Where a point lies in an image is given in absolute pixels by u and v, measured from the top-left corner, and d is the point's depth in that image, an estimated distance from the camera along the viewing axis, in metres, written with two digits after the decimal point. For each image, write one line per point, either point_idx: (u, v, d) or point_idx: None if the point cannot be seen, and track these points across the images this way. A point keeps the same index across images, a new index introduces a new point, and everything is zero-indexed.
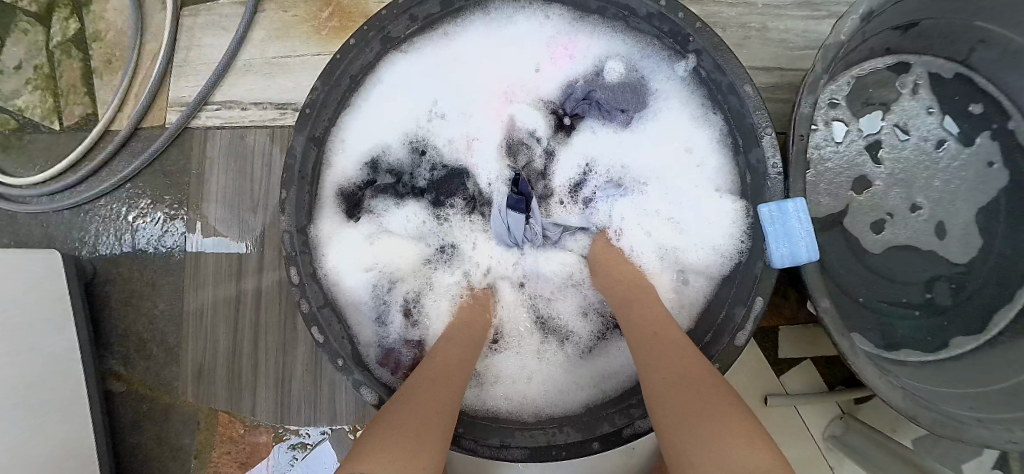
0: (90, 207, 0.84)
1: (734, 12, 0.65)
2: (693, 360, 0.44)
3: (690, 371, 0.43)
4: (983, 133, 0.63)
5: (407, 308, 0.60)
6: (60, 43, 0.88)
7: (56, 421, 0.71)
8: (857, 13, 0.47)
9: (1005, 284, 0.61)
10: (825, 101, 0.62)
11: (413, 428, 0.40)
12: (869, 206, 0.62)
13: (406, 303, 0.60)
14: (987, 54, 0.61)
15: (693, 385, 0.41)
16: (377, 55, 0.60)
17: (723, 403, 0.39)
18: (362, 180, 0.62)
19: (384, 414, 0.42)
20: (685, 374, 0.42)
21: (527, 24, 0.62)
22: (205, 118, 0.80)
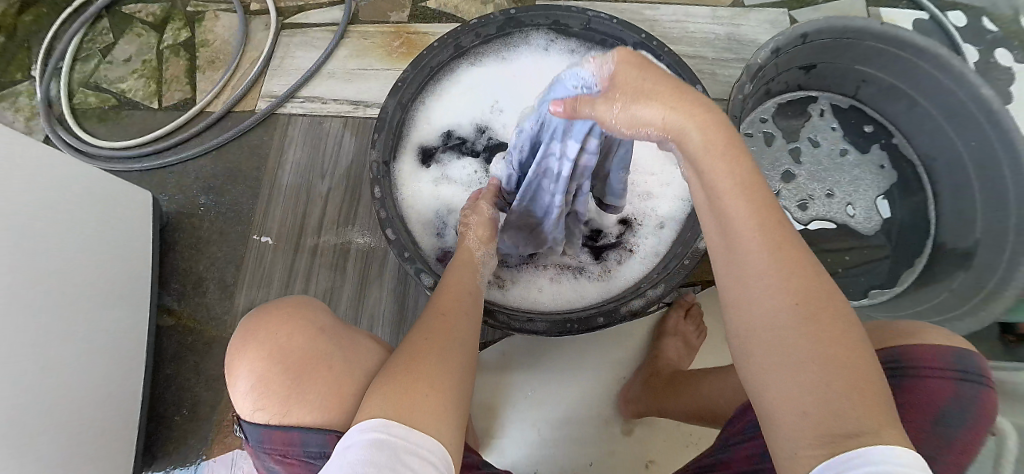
0: (174, 169, 1.00)
1: (693, 62, 0.98)
2: (806, 275, 0.37)
3: (796, 295, 0.36)
4: (875, 145, 0.93)
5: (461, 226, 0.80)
6: (170, 46, 1.10)
7: (117, 328, 0.82)
8: (766, 49, 0.76)
9: (910, 256, 0.88)
10: (758, 118, 0.93)
11: (424, 362, 0.47)
12: (796, 191, 0.90)
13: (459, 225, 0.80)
14: (869, 90, 0.92)
15: (797, 317, 0.36)
16: (450, 57, 0.85)
17: (831, 338, 0.35)
18: (437, 143, 0.85)
19: (395, 359, 0.48)
20: (796, 304, 0.36)
21: (560, 56, 0.89)
22: (291, 107, 1.02)
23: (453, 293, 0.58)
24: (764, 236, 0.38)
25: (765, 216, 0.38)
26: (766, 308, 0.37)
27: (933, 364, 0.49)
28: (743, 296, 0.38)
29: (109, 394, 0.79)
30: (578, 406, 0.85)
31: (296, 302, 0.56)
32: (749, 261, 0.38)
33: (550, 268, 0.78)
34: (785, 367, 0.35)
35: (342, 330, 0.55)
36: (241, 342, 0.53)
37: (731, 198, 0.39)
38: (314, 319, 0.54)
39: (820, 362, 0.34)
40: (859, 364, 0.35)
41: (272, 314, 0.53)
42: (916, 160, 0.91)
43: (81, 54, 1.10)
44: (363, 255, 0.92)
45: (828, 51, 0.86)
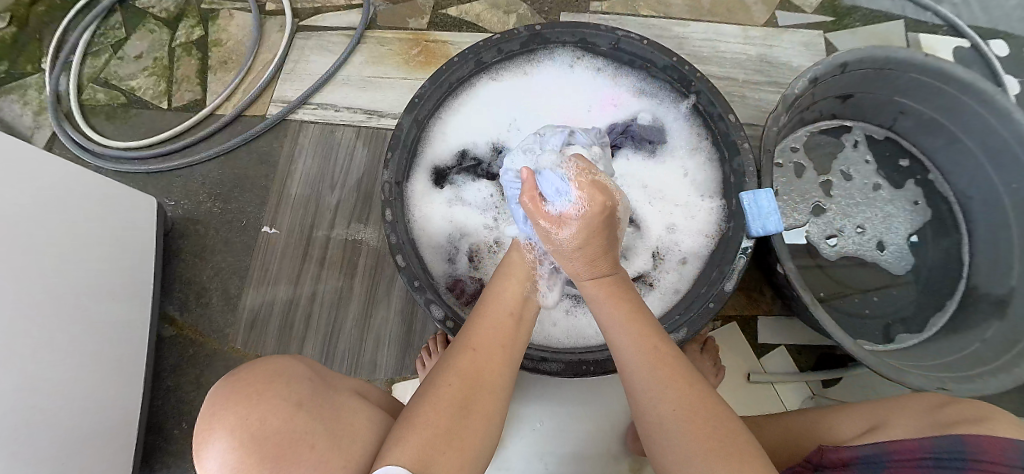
0: (182, 173, 0.98)
1: (722, 85, 0.94)
2: (680, 384, 0.48)
3: (682, 404, 0.47)
4: (909, 180, 0.89)
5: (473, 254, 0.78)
6: (183, 44, 1.07)
7: (117, 340, 0.79)
8: (805, 78, 0.72)
9: (938, 298, 0.83)
10: (788, 147, 0.89)
11: (454, 418, 0.46)
12: (823, 227, 0.86)
13: (471, 252, 0.78)
14: (906, 123, 0.87)
15: (682, 423, 0.45)
16: (469, 72, 0.82)
17: (715, 436, 0.44)
18: (452, 163, 0.82)
19: (425, 407, 0.46)
20: (678, 411, 0.46)
21: (585, 75, 0.86)
22: (303, 113, 0.99)
23: (493, 319, 0.55)
24: (645, 355, 0.50)
25: (643, 339, 0.51)
26: (658, 416, 0.47)
27: (998, 460, 0.39)
28: (648, 409, 0.48)
29: (106, 408, 0.76)
30: (588, 440, 0.81)
31: (275, 364, 0.48)
32: (637, 383, 0.50)
33: (565, 300, 0.74)
34: (686, 468, 0.44)
35: (325, 399, 0.47)
36: (209, 411, 0.44)
37: (613, 328, 0.53)
38: (294, 390, 0.45)
39: (708, 460, 0.43)
40: (745, 458, 0.42)
41: (245, 382, 0.45)
42: (951, 197, 0.87)
43: (91, 49, 1.08)
44: (371, 272, 0.89)
45: (868, 82, 0.81)
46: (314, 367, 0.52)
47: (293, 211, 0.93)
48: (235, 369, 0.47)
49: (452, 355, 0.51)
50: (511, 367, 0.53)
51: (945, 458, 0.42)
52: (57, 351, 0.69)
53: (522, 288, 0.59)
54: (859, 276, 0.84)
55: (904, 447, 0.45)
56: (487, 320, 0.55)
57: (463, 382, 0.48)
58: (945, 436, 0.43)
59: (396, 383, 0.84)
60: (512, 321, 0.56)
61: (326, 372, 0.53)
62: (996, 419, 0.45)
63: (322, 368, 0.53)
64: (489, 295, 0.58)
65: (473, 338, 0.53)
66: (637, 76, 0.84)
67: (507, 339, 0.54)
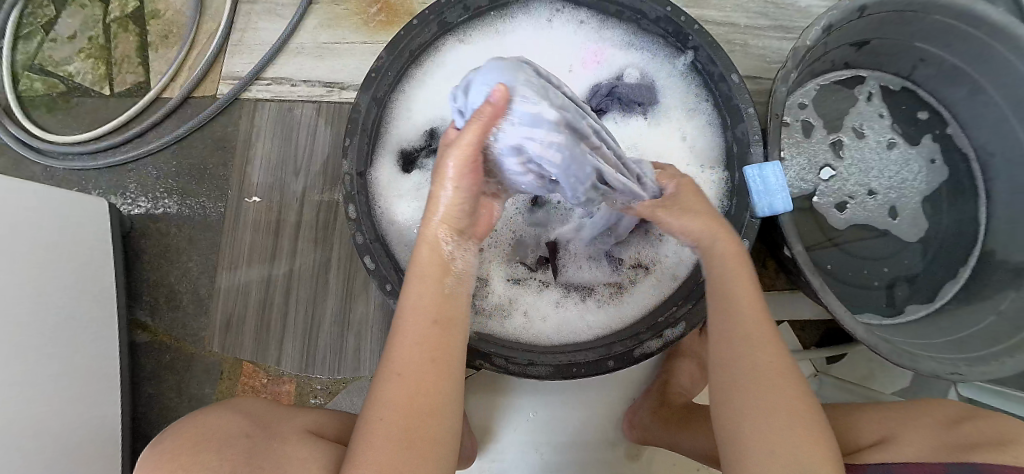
0: (135, 166, 0.91)
1: (722, 30, 0.83)
2: (774, 346, 0.47)
3: (770, 363, 0.46)
4: (926, 135, 0.81)
5: None
6: (117, 18, 0.95)
7: (87, 357, 0.75)
8: (818, 26, 0.63)
9: (951, 264, 0.78)
10: (796, 103, 0.80)
11: (403, 452, 0.43)
12: (833, 192, 0.79)
13: None
14: (926, 71, 0.79)
15: (774, 385, 0.45)
16: (433, 36, 0.72)
17: (793, 395, 0.45)
18: (419, 144, 0.73)
19: (372, 444, 0.43)
20: (764, 367, 0.46)
21: (565, 28, 0.75)
22: (256, 91, 0.89)
23: (413, 326, 0.47)
24: (756, 317, 0.48)
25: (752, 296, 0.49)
26: (749, 370, 0.46)
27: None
28: (733, 363, 0.47)
29: (91, 431, 0.74)
30: (583, 426, 0.78)
31: (205, 429, 0.47)
32: (738, 332, 0.48)
33: (552, 291, 0.68)
34: (759, 415, 0.44)
35: (259, 457, 0.45)
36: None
37: (732, 280, 0.50)
38: (223, 455, 0.44)
39: (781, 412, 0.44)
40: (809, 417, 0.44)
41: (171, 455, 0.43)
42: (969, 152, 0.80)
43: (22, 32, 0.95)
44: (346, 263, 0.84)
45: (886, 24, 0.73)
46: (251, 419, 0.51)
47: (257, 202, 0.86)
48: (163, 437, 0.47)
49: (385, 379, 0.46)
50: (454, 376, 0.47)
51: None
52: (28, 383, 0.65)
53: (443, 288, 0.48)
54: (868, 243, 0.78)
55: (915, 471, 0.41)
56: (407, 321, 0.47)
57: (405, 411, 0.44)
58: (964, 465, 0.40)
59: None
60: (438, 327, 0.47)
61: (269, 420, 0.52)
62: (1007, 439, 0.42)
63: (265, 417, 0.52)
64: (405, 299, 0.48)
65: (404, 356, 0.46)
66: (625, 28, 0.73)
67: (441, 350, 0.47)
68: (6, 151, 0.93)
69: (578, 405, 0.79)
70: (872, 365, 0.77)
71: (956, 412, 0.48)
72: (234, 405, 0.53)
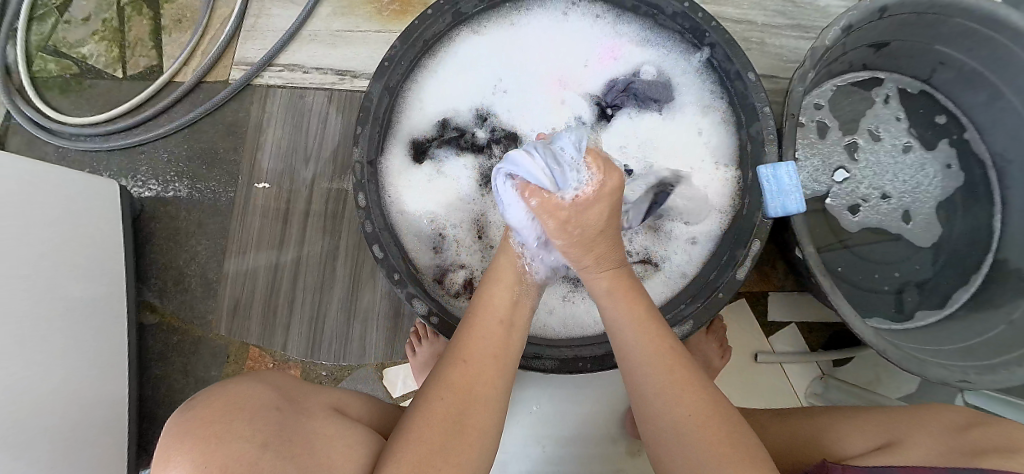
0: (146, 149, 0.91)
1: (739, 27, 0.83)
2: (683, 375, 0.47)
3: (679, 393, 0.46)
4: (943, 140, 0.80)
5: (457, 241, 0.70)
6: (132, 1, 0.95)
7: (96, 337, 0.76)
8: (838, 26, 0.62)
9: (963, 271, 0.77)
10: (812, 104, 0.79)
11: (449, 434, 0.43)
12: (845, 194, 0.79)
13: (456, 238, 0.70)
14: (945, 75, 0.78)
15: (688, 416, 0.45)
16: (448, 26, 0.71)
17: (710, 422, 0.44)
18: (432, 134, 0.73)
19: (418, 424, 0.44)
20: (677, 399, 0.46)
21: (581, 22, 0.74)
22: (268, 77, 0.89)
23: (483, 324, 0.50)
24: (655, 351, 0.48)
25: (646, 327, 0.49)
26: (662, 408, 0.46)
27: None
28: (651, 404, 0.47)
29: (99, 410, 0.74)
30: (586, 421, 0.78)
31: (236, 396, 0.47)
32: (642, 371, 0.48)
33: (559, 285, 0.68)
34: (687, 450, 0.44)
35: (290, 430, 0.46)
36: (166, 450, 0.42)
37: (621, 318, 0.50)
38: (256, 425, 0.44)
39: (703, 442, 0.43)
40: (733, 440, 0.43)
41: (203, 419, 0.43)
42: (986, 158, 0.79)
43: (36, 13, 0.95)
44: (355, 251, 0.84)
45: (907, 26, 0.72)
46: (280, 394, 0.50)
47: (266, 188, 0.86)
48: (191, 400, 0.46)
49: (446, 366, 0.48)
50: (508, 375, 0.49)
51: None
52: (37, 361, 0.66)
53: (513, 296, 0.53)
54: (880, 247, 0.78)
55: None
56: (477, 318, 0.51)
57: (455, 395, 0.45)
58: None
59: (387, 367, 0.81)
60: (503, 329, 0.51)
61: (294, 395, 0.52)
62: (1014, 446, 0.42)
63: (290, 391, 0.52)
64: (475, 304, 0.53)
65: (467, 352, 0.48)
66: (641, 23, 0.72)
67: (504, 352, 0.50)
68: (19, 131, 0.94)
69: (582, 400, 0.79)
70: (879, 370, 0.77)
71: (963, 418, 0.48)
72: (260, 376, 0.53)
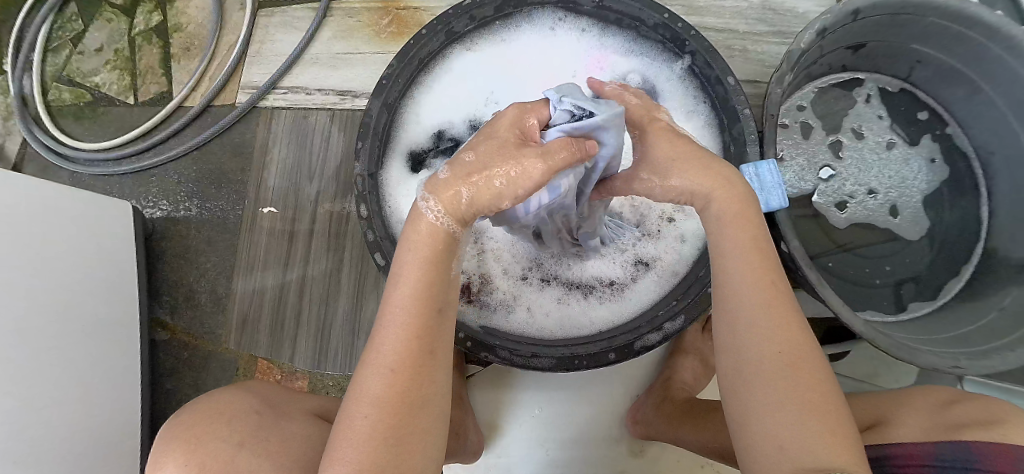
0: (157, 172, 0.95)
1: (722, 37, 0.86)
2: (785, 320, 0.43)
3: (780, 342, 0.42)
4: (926, 135, 0.83)
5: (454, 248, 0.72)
6: (142, 31, 1.00)
7: (109, 351, 0.78)
8: (813, 30, 0.65)
9: (953, 263, 0.79)
10: (794, 106, 0.82)
11: (389, 444, 0.42)
12: (832, 191, 0.81)
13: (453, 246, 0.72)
14: (924, 72, 0.81)
15: (783, 368, 0.41)
16: (441, 44, 0.75)
17: (807, 381, 0.41)
18: (428, 146, 0.76)
19: (348, 445, 0.42)
20: (775, 345, 0.42)
21: (568, 36, 0.78)
22: (273, 99, 0.93)
23: (407, 312, 0.44)
24: (773, 297, 0.43)
25: (762, 269, 0.44)
26: (757, 354, 0.42)
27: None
28: (740, 348, 0.43)
29: (111, 423, 0.77)
30: (588, 423, 0.80)
31: (218, 402, 0.50)
32: (743, 312, 0.43)
33: (554, 288, 0.71)
34: (769, 402, 0.41)
35: (268, 431, 0.49)
36: (155, 457, 0.46)
37: (738, 251, 0.45)
38: (235, 426, 0.48)
39: (794, 398, 0.40)
40: (832, 410, 0.40)
41: (187, 426, 0.47)
42: (970, 152, 0.81)
43: (51, 45, 1.00)
44: (358, 263, 0.87)
45: (881, 28, 0.75)
46: (264, 400, 0.53)
47: (271, 212, 0.89)
48: (181, 410, 0.50)
49: (376, 365, 0.44)
50: (439, 367, 0.46)
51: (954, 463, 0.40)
52: (52, 374, 0.68)
53: (428, 275, 0.46)
54: (870, 242, 0.80)
55: (906, 452, 0.43)
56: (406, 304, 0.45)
57: (384, 407, 0.42)
58: (952, 443, 0.41)
59: None
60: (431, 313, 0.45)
61: (279, 402, 0.55)
62: (996, 419, 0.44)
63: (274, 398, 0.55)
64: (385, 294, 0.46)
65: (381, 356, 0.44)
66: (625, 35, 0.76)
67: (426, 341, 0.45)
68: (35, 158, 0.98)
69: (584, 402, 0.80)
70: (875, 362, 0.78)
71: (948, 395, 0.50)
72: (249, 386, 0.56)
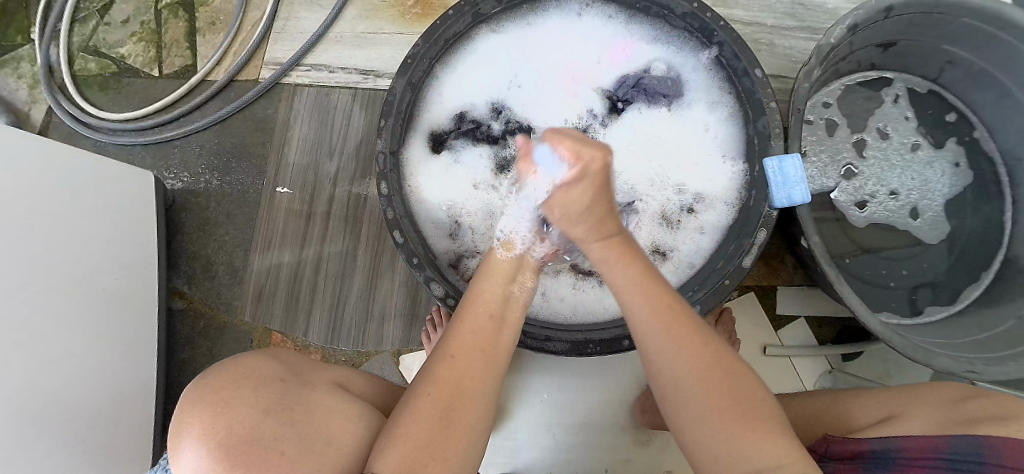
0: (179, 144, 0.96)
1: (749, 30, 0.85)
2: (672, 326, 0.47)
3: (696, 363, 0.46)
4: (952, 138, 0.82)
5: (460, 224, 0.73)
6: (168, 4, 1.00)
7: (127, 317, 0.80)
8: (843, 25, 0.65)
9: (973, 271, 0.78)
10: (819, 102, 0.81)
11: (438, 426, 0.43)
12: (853, 190, 0.80)
13: (460, 221, 0.73)
14: (954, 73, 0.80)
15: (700, 374, 0.45)
16: (467, 26, 0.75)
17: (723, 388, 0.45)
18: (449, 127, 0.76)
19: (406, 420, 0.44)
20: (694, 365, 0.46)
21: (594, 21, 0.77)
22: (296, 76, 0.94)
23: (472, 320, 0.50)
24: (660, 318, 0.47)
25: (651, 294, 0.49)
26: (674, 366, 0.46)
27: (1013, 464, 0.39)
28: (669, 384, 0.46)
29: (129, 390, 0.78)
30: (597, 410, 0.80)
31: (246, 366, 0.51)
32: (658, 348, 0.47)
33: (570, 274, 0.71)
34: (694, 418, 0.44)
35: (292, 398, 0.49)
36: (181, 416, 0.47)
37: (627, 295, 0.49)
38: (260, 393, 0.48)
39: (711, 399, 0.44)
40: (754, 409, 0.44)
41: (212, 388, 0.48)
42: (996, 157, 0.80)
43: (79, 16, 1.01)
44: (375, 242, 0.87)
45: (912, 26, 0.74)
46: (286, 366, 0.54)
47: (288, 193, 0.90)
48: (211, 370, 0.52)
49: (433, 362, 0.48)
50: (498, 368, 0.49)
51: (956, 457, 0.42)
52: (75, 336, 0.70)
53: (506, 288, 0.53)
54: (889, 244, 0.79)
55: (917, 446, 0.45)
56: (464, 322, 0.50)
57: (445, 389, 0.45)
58: (959, 438, 0.43)
59: (404, 354, 0.84)
60: (493, 323, 0.50)
61: (301, 369, 0.55)
62: (1016, 419, 0.44)
63: (295, 364, 0.55)
64: (470, 293, 0.52)
65: (457, 343, 0.48)
66: (652, 23, 0.75)
67: (494, 341, 0.49)
68: (60, 126, 0.99)
69: (594, 388, 0.81)
70: (888, 365, 0.78)
71: (965, 394, 0.50)
72: (277, 351, 0.56)
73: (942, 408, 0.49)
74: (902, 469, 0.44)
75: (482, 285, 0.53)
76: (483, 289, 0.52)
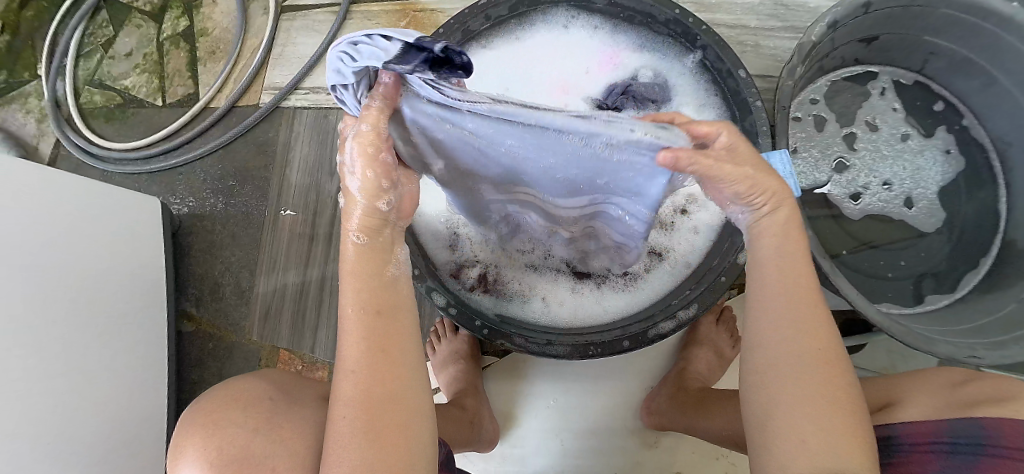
0: (184, 170, 0.98)
1: (733, 33, 0.87)
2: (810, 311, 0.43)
3: (812, 346, 0.42)
4: (942, 127, 0.83)
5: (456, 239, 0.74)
6: (169, 36, 1.04)
7: (138, 340, 0.82)
8: (823, 23, 0.67)
9: (970, 258, 0.79)
10: (807, 99, 0.83)
11: (369, 443, 0.41)
12: (846, 183, 0.81)
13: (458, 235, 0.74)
14: (938, 63, 0.81)
15: (810, 365, 0.41)
16: (458, 43, 0.77)
17: (832, 385, 0.41)
18: None
19: (336, 448, 0.41)
20: (807, 356, 0.41)
21: (581, 33, 0.79)
22: (294, 100, 0.96)
23: (354, 321, 0.43)
24: (788, 287, 0.43)
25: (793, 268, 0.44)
26: (787, 348, 0.42)
27: (1021, 447, 0.41)
28: (765, 361, 0.43)
29: (141, 413, 0.80)
30: (605, 414, 0.81)
31: (236, 388, 0.52)
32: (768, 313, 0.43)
33: (568, 279, 0.72)
34: (786, 409, 0.41)
35: (283, 414, 0.50)
36: (180, 441, 0.49)
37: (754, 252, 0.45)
38: (249, 413, 0.49)
39: (818, 412, 0.40)
40: (843, 408, 0.41)
41: (206, 411, 0.50)
42: (987, 143, 0.81)
43: (83, 51, 1.04)
44: None
45: (893, 20, 0.75)
46: (278, 385, 0.55)
47: (292, 215, 0.92)
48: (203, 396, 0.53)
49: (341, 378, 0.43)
50: (409, 355, 0.44)
51: (962, 442, 0.43)
52: (88, 359, 0.72)
53: (373, 275, 0.45)
54: (885, 234, 0.80)
55: (918, 431, 0.46)
56: (350, 328, 0.43)
57: (362, 404, 0.42)
58: (960, 419, 0.44)
59: None
60: (381, 316, 0.44)
61: (299, 381, 0.56)
62: (1011, 398, 0.45)
63: (294, 380, 0.57)
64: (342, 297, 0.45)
65: (351, 351, 0.43)
66: (636, 31, 0.78)
67: (388, 335, 0.44)
68: (68, 157, 1.02)
69: (600, 391, 0.81)
70: (893, 356, 0.79)
71: (964, 377, 0.51)
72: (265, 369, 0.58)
73: (942, 391, 0.49)
74: (909, 456, 0.45)
75: (353, 277, 0.44)
76: (353, 281, 0.44)
